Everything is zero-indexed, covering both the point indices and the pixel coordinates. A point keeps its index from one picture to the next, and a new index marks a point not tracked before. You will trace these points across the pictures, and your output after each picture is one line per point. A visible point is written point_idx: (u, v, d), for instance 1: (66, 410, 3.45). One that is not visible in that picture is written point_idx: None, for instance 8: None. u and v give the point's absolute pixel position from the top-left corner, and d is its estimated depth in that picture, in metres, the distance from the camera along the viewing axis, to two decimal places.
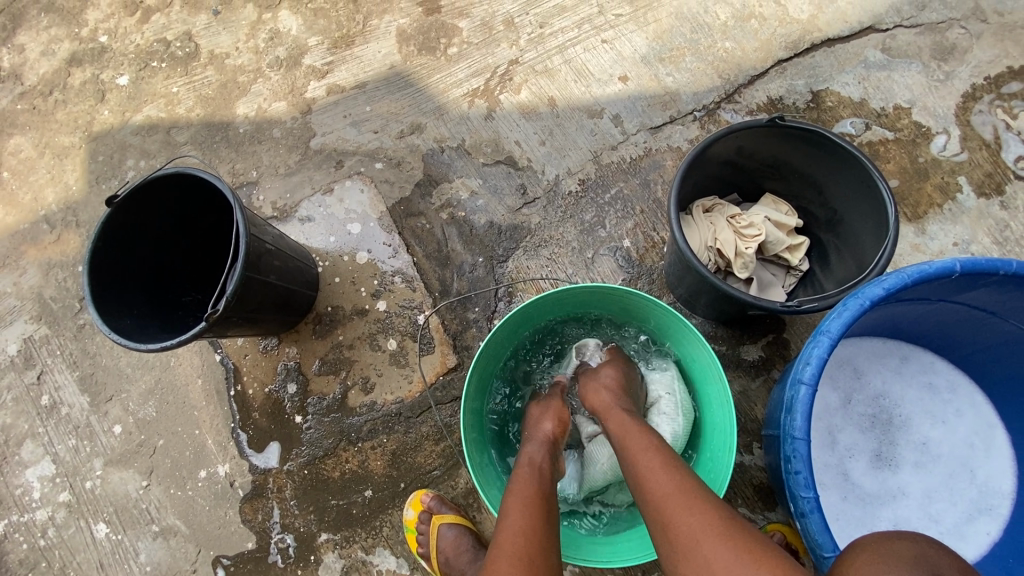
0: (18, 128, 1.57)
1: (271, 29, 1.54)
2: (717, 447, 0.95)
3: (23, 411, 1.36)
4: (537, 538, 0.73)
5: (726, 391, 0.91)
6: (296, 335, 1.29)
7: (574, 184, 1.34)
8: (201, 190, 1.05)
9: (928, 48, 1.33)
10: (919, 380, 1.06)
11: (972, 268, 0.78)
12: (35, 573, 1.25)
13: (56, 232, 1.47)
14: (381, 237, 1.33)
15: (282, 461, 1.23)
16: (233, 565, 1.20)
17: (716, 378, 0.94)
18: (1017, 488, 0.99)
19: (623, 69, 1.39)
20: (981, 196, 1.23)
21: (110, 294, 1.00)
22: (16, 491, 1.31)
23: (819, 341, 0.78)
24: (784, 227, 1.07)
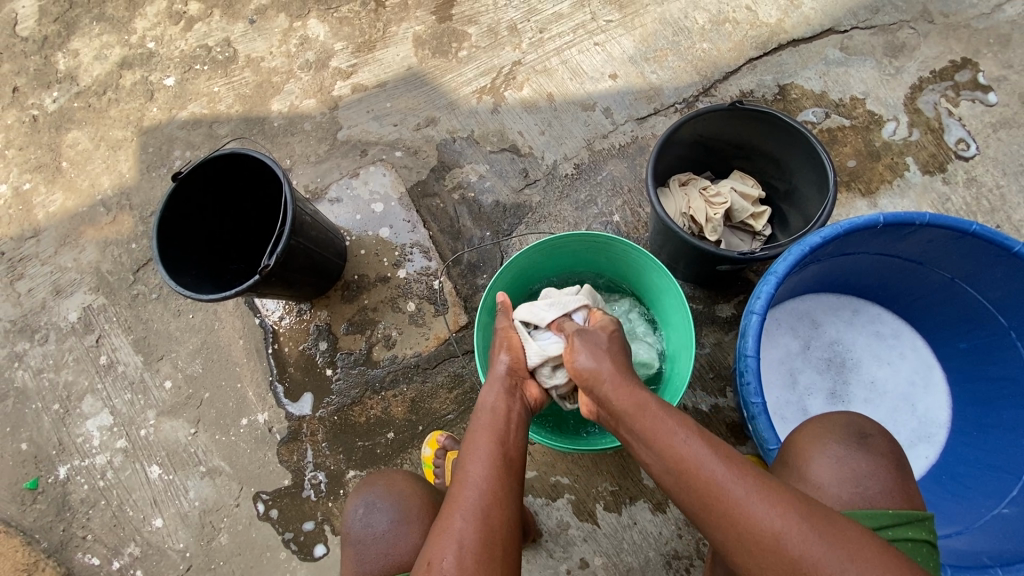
0: (76, 124, 1.76)
1: (301, 35, 1.73)
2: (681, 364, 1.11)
3: (83, 370, 1.53)
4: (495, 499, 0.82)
5: (686, 317, 1.07)
6: (326, 300, 1.46)
7: (570, 168, 1.52)
8: (249, 168, 1.23)
9: (881, 47, 1.52)
10: (868, 329, 1.23)
11: (893, 219, 0.95)
12: (95, 510, 1.42)
13: (112, 214, 1.66)
14: (401, 214, 1.52)
15: (315, 408, 1.40)
16: (271, 499, 1.36)
17: (679, 307, 1.11)
18: (952, 418, 1.14)
19: (613, 68, 1.58)
20: (926, 174, 1.40)
21: (174, 256, 1.18)
22: (77, 439, 1.48)
23: (768, 280, 0.95)
24: (749, 197, 1.25)
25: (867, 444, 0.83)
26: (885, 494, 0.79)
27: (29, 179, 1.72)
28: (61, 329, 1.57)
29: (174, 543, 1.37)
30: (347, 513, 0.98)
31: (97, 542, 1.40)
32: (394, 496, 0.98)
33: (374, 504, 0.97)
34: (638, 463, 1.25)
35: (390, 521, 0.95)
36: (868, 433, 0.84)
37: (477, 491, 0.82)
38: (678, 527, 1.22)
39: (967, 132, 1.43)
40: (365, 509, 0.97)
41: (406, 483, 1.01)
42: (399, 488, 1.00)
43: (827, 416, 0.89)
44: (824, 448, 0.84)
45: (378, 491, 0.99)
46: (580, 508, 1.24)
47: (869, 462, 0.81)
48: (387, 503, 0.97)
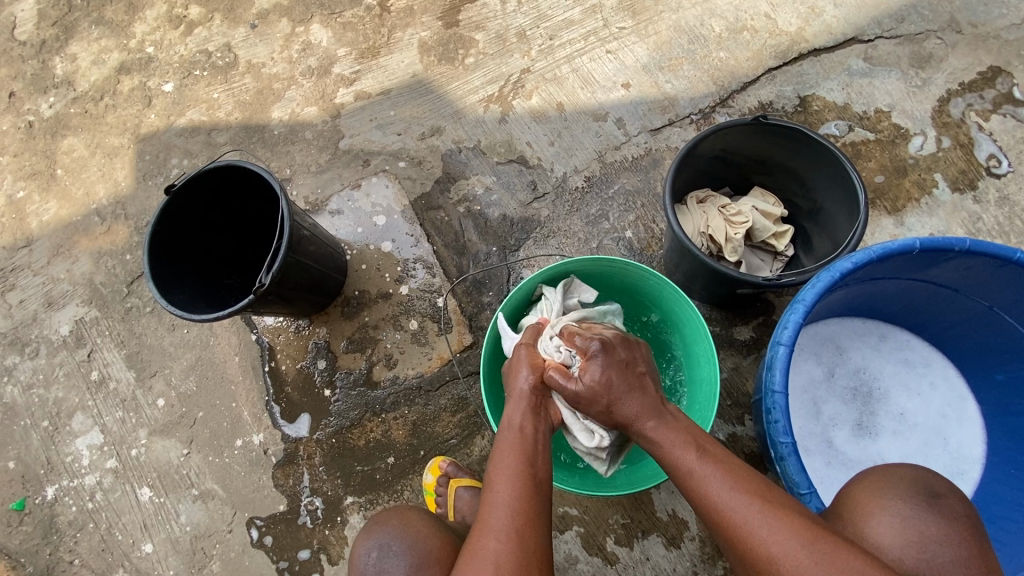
0: (71, 130, 1.71)
1: (303, 41, 1.68)
2: (706, 398, 1.06)
3: (74, 386, 1.48)
4: (527, 513, 0.77)
5: (712, 347, 1.02)
6: (326, 317, 1.41)
7: (581, 181, 1.46)
8: (247, 182, 1.18)
9: (906, 57, 1.45)
10: (896, 356, 1.16)
11: (930, 245, 0.88)
12: (83, 533, 1.36)
13: (106, 224, 1.61)
14: (404, 228, 1.46)
15: (313, 430, 1.34)
16: (266, 525, 1.31)
17: (703, 337, 1.05)
18: (987, 453, 1.07)
19: (626, 77, 1.52)
20: (955, 191, 1.33)
21: (166, 273, 1.12)
22: (66, 458, 1.42)
23: (795, 308, 0.89)
24: (770, 216, 1.18)
25: (939, 506, 0.76)
26: (960, 563, 0.72)
27: (23, 186, 1.67)
28: (52, 343, 1.52)
29: (164, 570, 1.32)
30: (360, 555, 0.92)
31: (84, 568, 1.34)
32: (409, 539, 0.91)
33: (388, 548, 0.91)
34: (651, 495, 1.19)
35: (404, 567, 0.88)
36: (941, 492, 0.78)
37: (503, 514, 0.76)
38: (694, 564, 1.16)
39: (998, 148, 1.36)
40: (379, 553, 0.91)
41: (422, 523, 0.95)
42: (417, 528, 0.94)
43: (894, 468, 0.83)
44: (888, 506, 0.77)
45: (391, 532, 0.93)
46: (590, 542, 1.18)
47: (942, 524, 0.74)
48: (403, 547, 0.91)
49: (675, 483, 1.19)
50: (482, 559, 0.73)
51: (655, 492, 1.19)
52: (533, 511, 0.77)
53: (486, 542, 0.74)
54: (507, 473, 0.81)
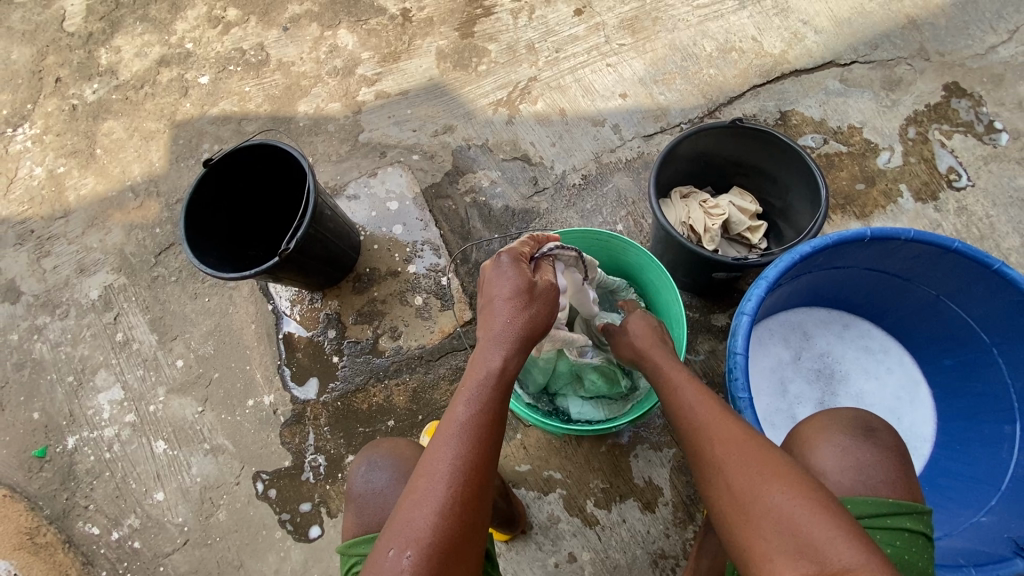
0: (112, 114, 1.86)
1: (331, 43, 1.84)
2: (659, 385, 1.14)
3: (99, 345, 1.59)
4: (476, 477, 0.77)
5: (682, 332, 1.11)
6: (338, 291, 1.53)
7: (578, 178, 1.60)
8: (279, 161, 1.32)
9: (878, 80, 1.60)
10: (858, 343, 1.28)
11: (880, 234, 1.00)
12: (99, 481, 1.46)
13: (139, 200, 1.74)
14: (415, 213, 1.59)
15: (320, 393, 1.45)
16: (271, 479, 1.40)
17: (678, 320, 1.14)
18: (936, 432, 1.18)
19: (623, 88, 1.67)
20: (918, 201, 1.46)
21: (197, 237, 1.25)
22: (88, 411, 1.52)
23: (760, 284, 1.00)
24: (746, 211, 1.31)
25: (872, 436, 0.87)
26: (887, 482, 0.82)
27: (64, 163, 1.81)
28: (81, 306, 1.63)
29: (173, 517, 1.41)
30: (353, 470, 1.03)
31: (98, 513, 1.43)
32: (395, 458, 1.03)
33: (375, 463, 1.02)
34: (629, 462, 1.29)
35: (390, 478, 1.00)
36: (876, 428, 0.89)
37: (446, 479, 0.75)
38: (667, 527, 1.25)
39: (958, 163, 1.50)
40: (367, 468, 1.02)
41: (407, 446, 1.07)
42: (402, 451, 1.05)
43: (835, 411, 0.94)
44: (830, 439, 0.88)
45: (380, 453, 1.04)
46: (571, 503, 1.28)
47: (875, 452, 0.85)
48: (387, 463, 1.02)
49: (652, 453, 1.30)
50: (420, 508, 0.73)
51: (633, 460, 1.30)
52: (477, 475, 0.76)
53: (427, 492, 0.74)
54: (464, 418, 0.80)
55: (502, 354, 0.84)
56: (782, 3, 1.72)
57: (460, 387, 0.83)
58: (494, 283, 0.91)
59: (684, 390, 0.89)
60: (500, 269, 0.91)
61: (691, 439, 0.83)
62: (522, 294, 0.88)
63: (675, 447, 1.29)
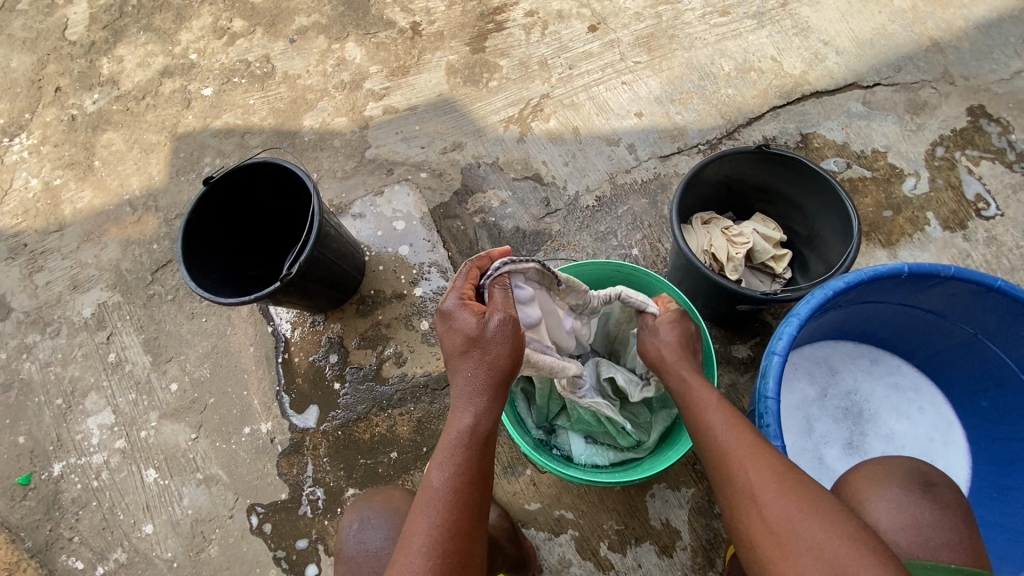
0: (112, 125, 1.81)
1: (338, 57, 1.80)
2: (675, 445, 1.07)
3: (90, 366, 1.52)
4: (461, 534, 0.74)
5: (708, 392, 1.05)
6: (341, 313, 1.47)
7: (592, 200, 1.54)
8: (283, 180, 1.26)
9: (902, 103, 1.55)
10: (886, 380, 1.21)
11: (917, 269, 0.94)
12: (85, 511, 1.38)
13: (137, 214, 1.69)
14: (422, 234, 1.53)
15: (320, 422, 1.38)
16: (266, 513, 1.33)
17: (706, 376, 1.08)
18: (971, 478, 1.11)
19: (639, 107, 1.62)
20: (946, 229, 1.41)
21: (195, 258, 1.19)
22: (76, 436, 1.45)
23: (791, 321, 0.93)
24: (770, 239, 1.26)
25: (931, 492, 0.85)
26: (951, 546, 0.80)
27: (61, 175, 1.76)
28: (73, 324, 1.57)
29: (162, 552, 1.34)
30: (344, 525, 1.02)
31: (83, 545, 1.36)
32: (388, 514, 1.01)
33: (367, 521, 1.00)
34: (646, 503, 1.22)
35: (383, 538, 0.98)
36: (934, 482, 0.87)
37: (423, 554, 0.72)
38: (685, 573, 1.18)
39: (987, 191, 1.44)
40: (360, 525, 1.00)
41: (401, 500, 1.04)
42: (395, 505, 1.03)
43: (887, 460, 0.92)
44: (885, 493, 0.86)
45: (373, 507, 1.02)
46: (584, 545, 1.21)
47: (935, 511, 0.83)
48: (379, 520, 1.00)
49: (669, 493, 1.23)
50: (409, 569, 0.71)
51: (649, 500, 1.22)
52: (457, 544, 0.73)
53: (411, 560, 0.72)
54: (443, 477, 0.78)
55: (471, 416, 0.82)
56: (802, 22, 1.67)
57: (433, 454, 0.80)
58: (448, 335, 0.85)
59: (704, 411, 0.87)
60: (447, 327, 0.86)
61: (718, 468, 0.80)
62: (467, 343, 0.83)
63: (694, 486, 1.22)
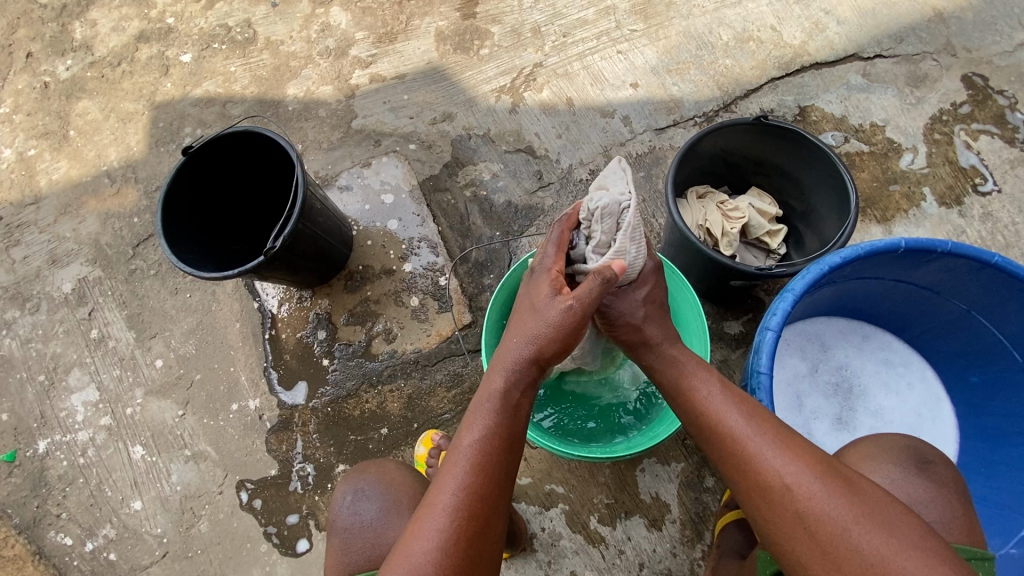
0: (87, 93, 1.74)
1: (323, 22, 1.72)
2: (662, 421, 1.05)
3: (72, 342, 1.49)
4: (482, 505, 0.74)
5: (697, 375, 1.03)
6: (328, 289, 1.44)
7: (585, 173, 1.51)
8: (266, 149, 1.22)
9: (903, 76, 1.52)
10: (877, 356, 1.21)
11: (914, 245, 0.92)
12: (72, 488, 1.37)
13: (116, 186, 1.63)
14: (411, 208, 1.49)
15: (309, 398, 1.37)
16: (256, 489, 1.33)
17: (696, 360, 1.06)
18: (958, 452, 1.12)
19: (634, 77, 1.57)
20: (942, 205, 1.39)
21: (175, 231, 1.16)
22: (61, 413, 1.43)
23: (785, 297, 0.92)
24: (766, 214, 1.24)
25: (927, 471, 0.85)
26: (943, 523, 0.81)
27: (35, 145, 1.69)
28: (53, 300, 1.52)
29: (152, 528, 1.33)
30: (335, 497, 1.01)
31: (71, 522, 1.35)
32: (383, 485, 1.00)
33: (362, 493, 1.00)
34: (637, 477, 1.23)
35: (378, 510, 0.98)
36: (930, 460, 0.87)
37: (450, 510, 0.72)
38: (673, 545, 1.19)
39: (985, 168, 1.42)
40: (353, 497, 1.00)
41: (397, 471, 1.03)
42: (390, 477, 1.02)
43: (882, 437, 0.92)
44: (878, 469, 0.87)
45: (368, 478, 1.01)
46: (574, 519, 1.22)
47: (929, 488, 0.83)
48: (376, 492, 1.00)
49: (659, 467, 1.23)
50: (427, 534, 0.71)
51: (640, 475, 1.23)
52: (481, 506, 0.74)
53: (433, 521, 0.72)
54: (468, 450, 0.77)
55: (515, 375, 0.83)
56: None
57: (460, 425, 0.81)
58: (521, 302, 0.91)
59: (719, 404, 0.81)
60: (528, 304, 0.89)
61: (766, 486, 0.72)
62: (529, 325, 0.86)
63: (684, 461, 1.23)
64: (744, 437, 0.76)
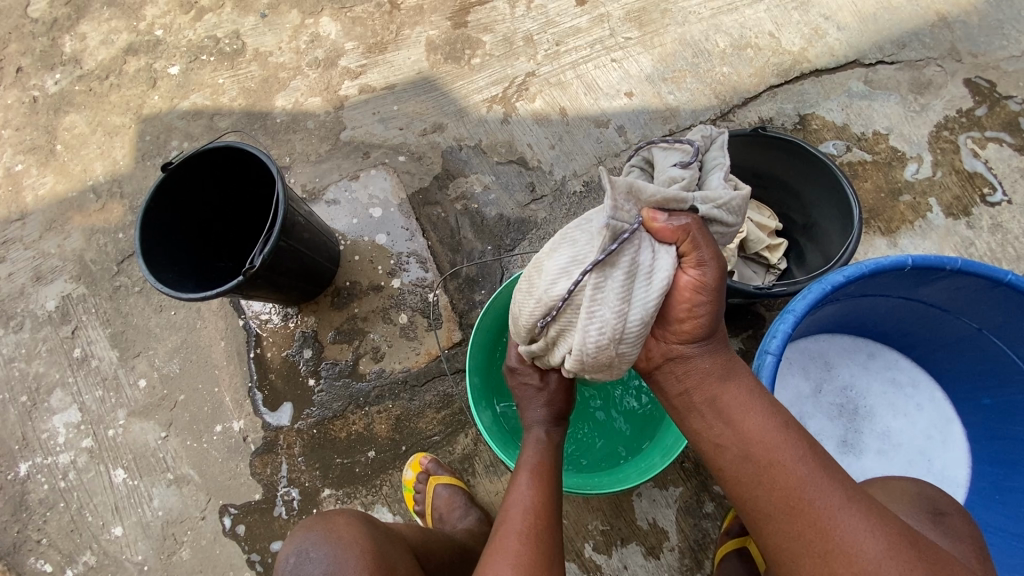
0: (74, 106, 1.71)
1: (312, 32, 1.69)
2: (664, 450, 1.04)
3: (55, 362, 1.45)
4: (545, 517, 0.82)
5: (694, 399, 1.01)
6: (315, 306, 1.40)
7: (579, 185, 1.47)
8: (248, 165, 1.18)
9: (906, 82, 1.47)
10: (884, 375, 1.16)
11: (921, 262, 0.87)
12: (52, 512, 1.33)
13: (102, 201, 1.60)
14: (400, 221, 1.46)
15: (294, 420, 1.33)
16: (240, 514, 1.29)
17: None
18: (970, 477, 1.07)
19: (629, 86, 1.53)
20: (949, 216, 1.34)
21: (153, 251, 1.12)
22: (42, 435, 1.39)
23: (785, 318, 0.87)
24: (765, 228, 1.19)
25: (943, 522, 0.81)
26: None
27: (21, 160, 1.66)
28: (36, 318, 1.49)
29: (133, 554, 1.29)
30: (279, 560, 0.87)
31: (51, 548, 1.31)
32: (330, 546, 0.85)
33: (306, 553, 0.85)
34: (633, 503, 1.18)
35: (323, 572, 0.83)
36: (944, 511, 0.83)
37: (522, 516, 0.81)
38: (671, 575, 1.14)
39: (993, 177, 1.37)
40: (297, 559, 0.85)
41: (346, 527, 0.89)
42: (339, 534, 0.87)
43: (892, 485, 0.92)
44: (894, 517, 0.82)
45: (313, 536, 0.87)
46: (568, 547, 1.17)
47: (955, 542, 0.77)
48: (320, 553, 0.85)
49: (656, 492, 1.18)
50: (504, 550, 0.77)
51: (636, 500, 1.18)
52: (546, 519, 0.81)
53: (508, 538, 0.78)
54: (528, 473, 0.89)
55: (545, 432, 0.97)
56: None
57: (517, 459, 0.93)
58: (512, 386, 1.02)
59: (773, 445, 0.70)
60: (518, 378, 0.99)
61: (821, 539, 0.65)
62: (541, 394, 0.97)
63: (682, 486, 1.18)
64: (814, 486, 0.67)
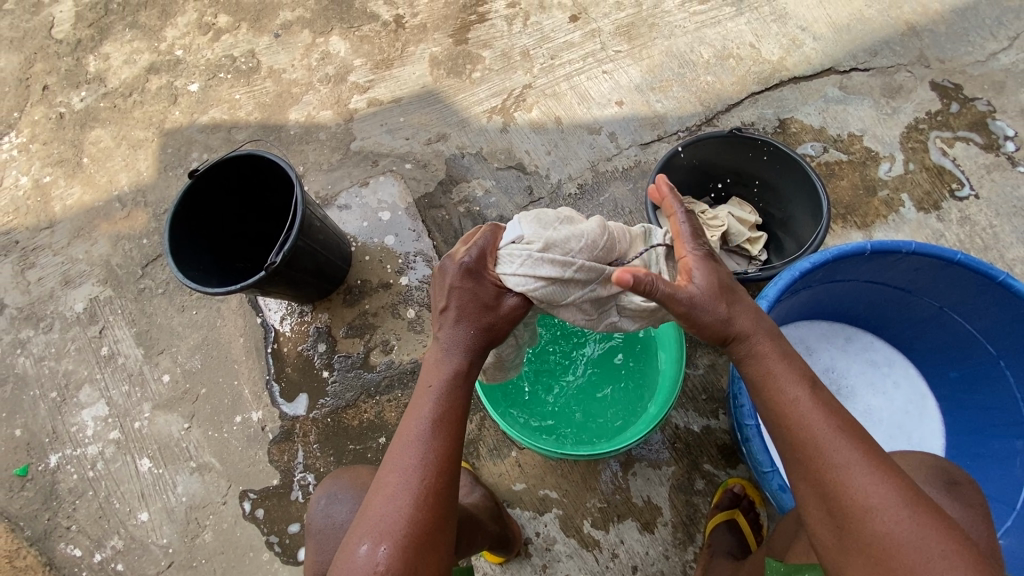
0: (100, 122, 1.83)
1: (323, 50, 1.81)
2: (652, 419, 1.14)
3: (83, 359, 1.54)
4: (440, 470, 0.77)
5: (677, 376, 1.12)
6: (328, 303, 1.49)
7: (574, 188, 1.57)
8: (268, 171, 1.28)
9: (878, 87, 1.57)
10: (862, 356, 1.25)
11: (879, 247, 0.97)
12: (82, 500, 1.41)
13: (127, 210, 1.71)
14: (407, 223, 1.56)
15: (309, 409, 1.41)
16: (259, 498, 1.37)
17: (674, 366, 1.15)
18: (946, 447, 1.14)
19: (620, 95, 1.64)
20: (920, 210, 1.43)
21: (182, 250, 1.22)
22: (71, 428, 1.48)
23: (760, 303, 0.96)
24: (746, 222, 1.29)
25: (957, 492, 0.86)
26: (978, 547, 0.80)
27: (50, 172, 1.77)
28: (66, 319, 1.59)
29: (158, 538, 1.37)
30: (313, 502, 1.06)
31: (81, 533, 1.39)
32: (355, 489, 1.04)
33: (335, 496, 1.04)
34: (628, 481, 1.26)
35: (350, 511, 1.01)
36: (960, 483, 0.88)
37: (412, 473, 0.76)
38: (665, 548, 1.21)
39: (962, 174, 1.46)
40: (326, 500, 1.04)
41: (369, 475, 1.08)
42: (362, 480, 1.06)
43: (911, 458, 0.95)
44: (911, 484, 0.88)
45: (341, 483, 1.06)
46: (568, 523, 1.24)
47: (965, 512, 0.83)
48: (347, 495, 1.03)
49: (650, 471, 1.26)
50: (389, 505, 0.75)
51: (632, 479, 1.26)
52: (440, 473, 0.77)
53: (395, 490, 0.76)
54: (428, 421, 0.80)
55: (464, 361, 0.83)
56: (780, 9, 1.69)
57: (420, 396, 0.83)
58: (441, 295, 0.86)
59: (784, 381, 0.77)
60: (450, 287, 0.85)
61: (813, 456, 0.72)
62: (483, 314, 0.85)
63: (675, 465, 1.26)
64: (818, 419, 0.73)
